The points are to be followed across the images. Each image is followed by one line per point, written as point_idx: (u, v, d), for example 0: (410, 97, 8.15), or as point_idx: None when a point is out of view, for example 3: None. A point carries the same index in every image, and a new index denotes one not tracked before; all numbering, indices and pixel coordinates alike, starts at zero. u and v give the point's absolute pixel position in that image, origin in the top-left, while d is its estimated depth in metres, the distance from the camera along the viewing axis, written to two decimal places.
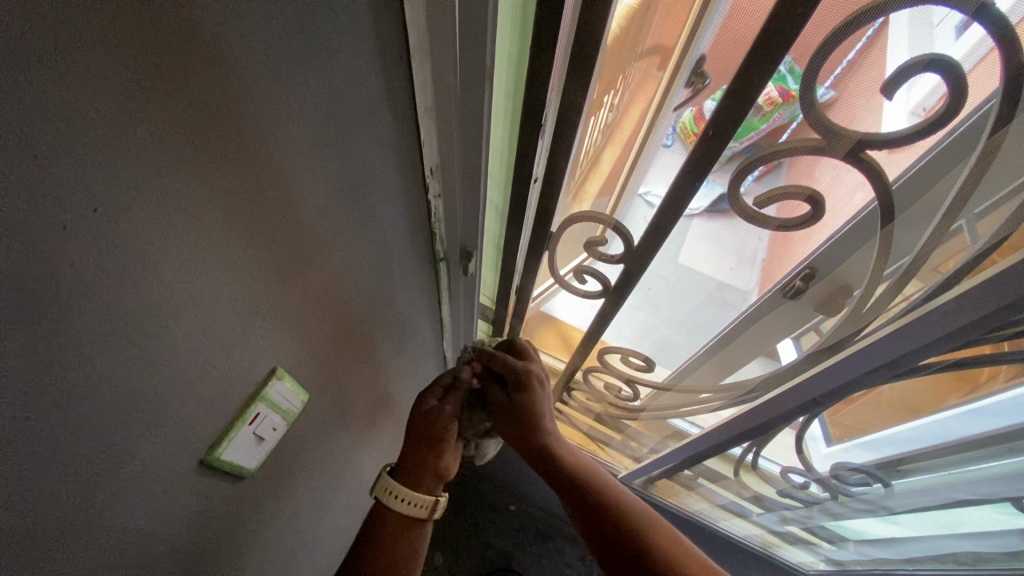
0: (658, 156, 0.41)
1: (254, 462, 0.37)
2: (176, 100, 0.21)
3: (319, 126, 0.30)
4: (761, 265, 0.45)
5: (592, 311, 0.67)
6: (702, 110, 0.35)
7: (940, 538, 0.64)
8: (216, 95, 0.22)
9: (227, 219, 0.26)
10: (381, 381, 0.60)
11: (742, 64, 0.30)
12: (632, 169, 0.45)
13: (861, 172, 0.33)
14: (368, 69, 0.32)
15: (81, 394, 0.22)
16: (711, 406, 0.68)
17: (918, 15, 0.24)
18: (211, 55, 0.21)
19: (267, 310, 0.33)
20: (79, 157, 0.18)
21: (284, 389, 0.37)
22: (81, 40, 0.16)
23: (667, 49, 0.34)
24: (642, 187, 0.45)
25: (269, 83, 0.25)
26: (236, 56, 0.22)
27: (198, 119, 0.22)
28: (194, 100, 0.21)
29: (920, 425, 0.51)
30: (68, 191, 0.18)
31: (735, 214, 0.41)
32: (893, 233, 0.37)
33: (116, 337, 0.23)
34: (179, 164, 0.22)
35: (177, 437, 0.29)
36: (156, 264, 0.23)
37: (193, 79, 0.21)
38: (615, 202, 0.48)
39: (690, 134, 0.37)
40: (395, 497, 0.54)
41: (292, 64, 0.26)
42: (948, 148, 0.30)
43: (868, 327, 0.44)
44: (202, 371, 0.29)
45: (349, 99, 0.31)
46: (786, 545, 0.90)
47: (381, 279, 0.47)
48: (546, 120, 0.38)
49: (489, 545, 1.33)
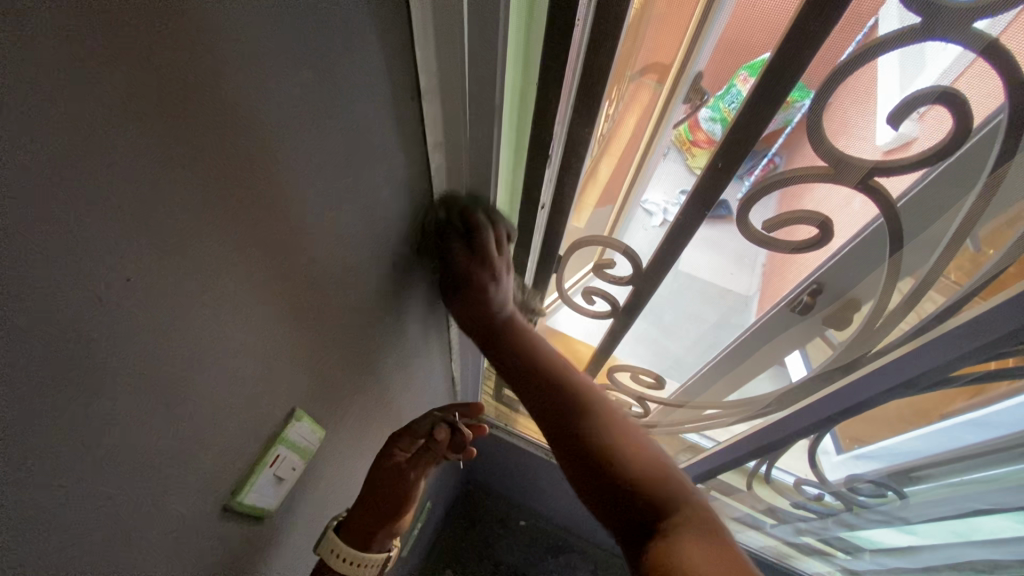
0: (661, 163, 0.42)
1: (274, 501, 0.37)
2: (197, 161, 0.21)
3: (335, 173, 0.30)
4: (761, 269, 0.45)
5: (600, 328, 0.67)
6: (697, 120, 0.36)
7: (956, 547, 0.63)
8: (238, 156, 0.23)
9: (242, 268, 0.26)
10: (394, 410, 0.59)
11: (739, 73, 0.31)
12: (633, 179, 0.45)
13: (848, 186, 0.34)
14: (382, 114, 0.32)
15: (100, 449, 0.22)
16: (723, 420, 0.68)
17: (907, 54, 0.26)
18: (233, 119, 0.21)
19: (283, 354, 0.33)
20: (85, 222, 0.18)
21: (303, 428, 0.37)
22: (98, 112, 0.17)
23: (663, 65, 0.35)
24: (642, 196, 0.46)
25: (291, 142, 0.25)
26: (260, 120, 0.23)
27: (218, 179, 0.22)
28: (213, 162, 0.22)
29: (931, 433, 0.51)
30: (82, 259, 0.18)
31: (736, 224, 0.40)
32: (902, 257, 0.38)
33: (137, 391, 0.23)
34: (197, 222, 0.22)
35: (195, 484, 0.29)
36: (175, 319, 0.24)
37: (214, 141, 0.21)
38: (619, 209, 0.48)
39: (687, 142, 0.38)
40: (342, 560, 0.47)
41: (314, 122, 0.26)
42: (947, 170, 0.31)
43: (881, 342, 0.44)
44: (218, 420, 0.29)
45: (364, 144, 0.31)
46: (803, 558, 0.89)
47: (394, 310, 0.47)
48: (553, 151, 0.38)
49: (500, 563, 1.33)
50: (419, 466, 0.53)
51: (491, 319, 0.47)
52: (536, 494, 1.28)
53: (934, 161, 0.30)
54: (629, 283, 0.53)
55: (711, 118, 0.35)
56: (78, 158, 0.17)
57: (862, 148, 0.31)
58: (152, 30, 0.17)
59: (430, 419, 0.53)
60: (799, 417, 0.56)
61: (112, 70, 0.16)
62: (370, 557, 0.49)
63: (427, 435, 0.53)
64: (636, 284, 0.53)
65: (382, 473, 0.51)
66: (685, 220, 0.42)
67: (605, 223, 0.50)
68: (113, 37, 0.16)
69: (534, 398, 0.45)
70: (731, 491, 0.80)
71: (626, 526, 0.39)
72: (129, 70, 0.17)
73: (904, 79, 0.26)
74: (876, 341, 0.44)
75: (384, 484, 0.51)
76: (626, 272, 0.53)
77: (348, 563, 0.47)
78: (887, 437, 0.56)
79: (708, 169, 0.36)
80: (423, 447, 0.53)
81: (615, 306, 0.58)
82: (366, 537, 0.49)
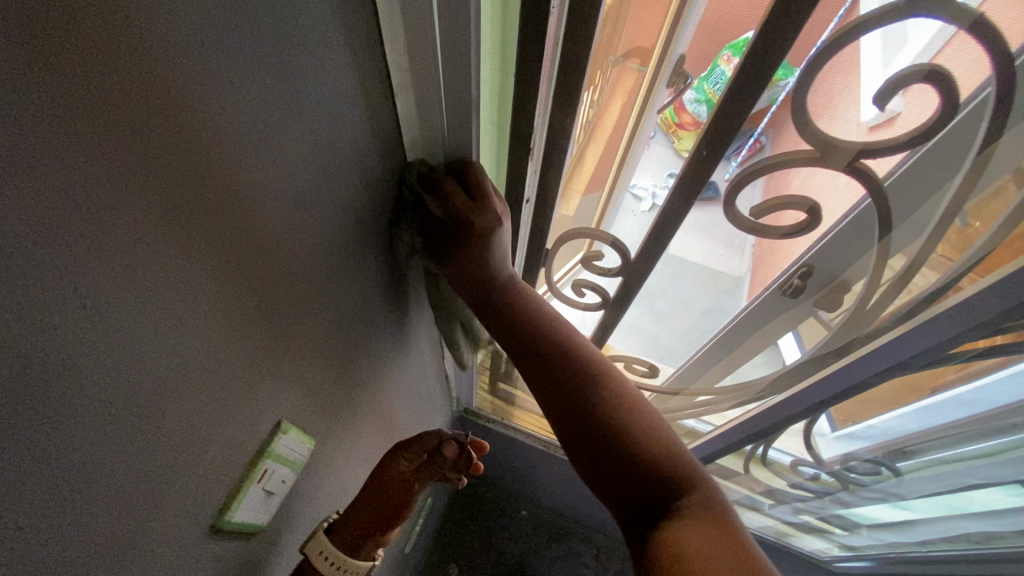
0: (648, 148, 0.41)
1: (265, 516, 0.36)
2: (159, 174, 0.20)
3: (310, 179, 0.29)
4: (751, 248, 0.45)
5: (592, 320, 0.66)
6: (682, 102, 0.36)
7: (953, 520, 0.64)
8: (199, 165, 0.22)
9: (220, 284, 0.25)
10: (387, 414, 0.59)
11: (722, 53, 0.31)
12: (621, 164, 0.44)
13: (836, 167, 0.33)
14: (357, 112, 0.31)
15: (90, 484, 0.22)
16: (718, 406, 0.68)
17: (888, 32, 0.26)
18: (187, 125, 0.20)
19: (267, 367, 0.32)
20: (52, 254, 0.17)
21: (291, 440, 0.36)
22: (56, 138, 0.16)
23: (645, 49, 0.34)
24: (630, 182, 0.45)
25: (254, 145, 0.24)
26: (221, 125, 0.22)
27: (184, 192, 0.21)
28: (176, 175, 0.21)
29: (925, 411, 0.51)
30: (53, 293, 0.17)
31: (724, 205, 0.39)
32: (893, 237, 0.38)
33: (124, 422, 0.22)
34: (168, 240, 0.21)
35: (186, 506, 0.28)
36: (158, 343, 0.23)
37: (173, 152, 0.20)
38: (606, 197, 0.47)
39: (672, 125, 0.38)
40: (327, 560, 0.45)
41: (274, 123, 0.25)
42: (933, 147, 0.30)
43: (874, 323, 0.43)
44: (204, 440, 0.28)
45: (339, 146, 0.30)
46: (800, 536, 0.90)
47: (381, 313, 0.46)
48: (535, 144, 0.37)
49: (504, 553, 1.35)
50: (422, 478, 0.53)
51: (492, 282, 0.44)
52: (535, 484, 1.29)
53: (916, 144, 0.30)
54: (618, 275, 0.53)
55: (696, 99, 0.35)
56: (44, 184, 0.16)
57: (842, 125, 0.30)
58: (90, 39, 0.16)
59: (436, 435, 0.54)
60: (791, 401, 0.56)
61: (56, 88, 0.15)
62: (359, 564, 0.48)
63: (433, 449, 0.53)
64: (626, 275, 0.52)
65: (386, 482, 0.51)
66: (673, 211, 0.41)
67: (593, 216, 0.49)
68: (61, 59, 0.15)
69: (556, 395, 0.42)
70: (729, 475, 0.80)
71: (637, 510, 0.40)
72: (88, 87, 0.16)
73: (887, 59, 0.26)
74: (867, 322, 0.44)
75: (388, 493, 0.50)
76: (615, 264, 0.52)
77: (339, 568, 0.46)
78: (880, 417, 0.55)
79: (693, 158, 0.36)
80: (427, 459, 0.53)
81: (605, 298, 0.58)
82: (358, 542, 0.48)
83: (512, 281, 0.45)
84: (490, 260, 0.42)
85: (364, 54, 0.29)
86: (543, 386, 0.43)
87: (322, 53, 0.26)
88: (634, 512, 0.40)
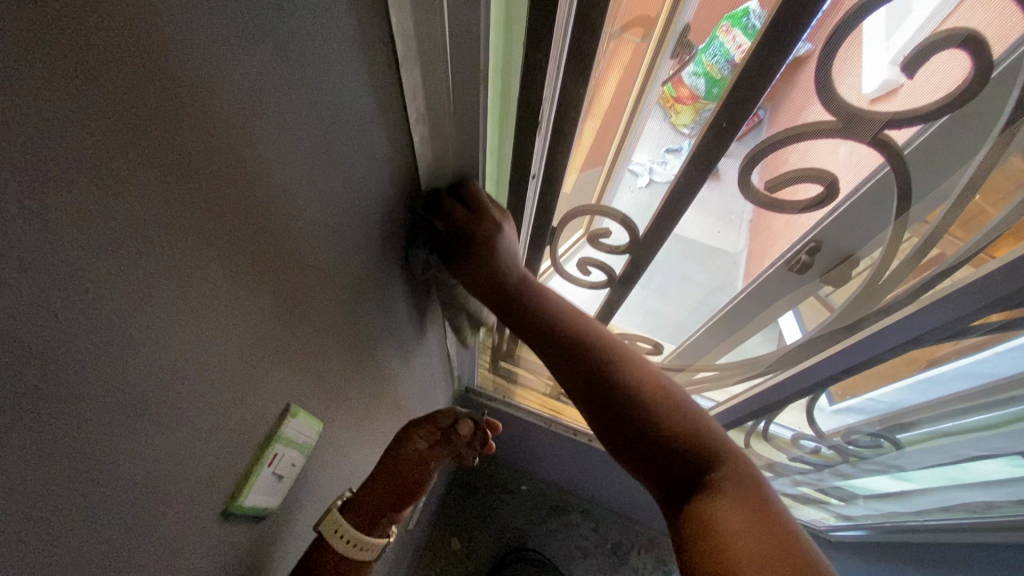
0: (647, 127, 0.38)
1: (275, 499, 0.36)
2: (167, 153, 0.19)
3: (315, 156, 0.28)
4: (750, 224, 0.44)
5: (597, 298, 0.66)
6: (680, 75, 0.34)
7: (951, 490, 0.65)
8: (206, 142, 0.20)
9: (226, 266, 0.24)
10: (392, 395, 0.58)
11: (722, 24, 0.30)
12: (621, 143, 0.41)
13: (864, 141, 0.32)
14: (362, 85, 0.29)
15: (103, 477, 0.21)
16: (721, 381, 0.68)
17: (892, 11, 0.25)
18: (194, 102, 0.19)
19: (275, 352, 0.31)
20: (52, 237, 0.16)
21: (300, 424, 0.35)
22: (49, 112, 0.14)
23: (647, 19, 0.31)
24: (630, 159, 0.41)
25: (262, 121, 0.23)
26: (225, 98, 0.20)
27: (189, 172, 0.20)
28: (180, 152, 0.19)
29: (931, 387, 0.51)
30: (53, 279, 0.16)
31: (732, 173, 0.38)
32: (911, 222, 0.37)
33: (134, 412, 0.22)
34: (176, 222, 0.20)
35: (198, 493, 0.28)
36: (166, 329, 0.22)
37: (180, 128, 0.19)
38: (608, 170, 0.44)
39: (670, 99, 0.35)
40: (342, 536, 0.45)
41: (281, 99, 0.23)
42: (952, 123, 0.30)
43: (886, 298, 0.43)
44: (213, 427, 0.28)
45: (344, 121, 0.29)
46: (797, 505, 0.92)
47: (385, 295, 0.45)
48: (543, 117, 0.36)
49: (505, 527, 1.38)
50: (436, 456, 0.54)
51: (503, 278, 0.43)
52: (535, 459, 1.30)
53: (926, 122, 0.30)
54: (625, 252, 0.52)
55: (696, 73, 0.33)
56: (40, 164, 0.14)
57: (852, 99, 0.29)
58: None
59: (452, 414, 0.55)
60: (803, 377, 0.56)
61: (49, 56, 0.14)
62: (372, 540, 0.48)
63: (447, 428, 0.54)
64: (634, 253, 0.51)
65: (400, 460, 0.51)
66: (685, 187, 0.40)
67: (593, 188, 0.47)
68: (55, 23, 0.14)
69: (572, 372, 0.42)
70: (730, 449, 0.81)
71: (672, 488, 0.40)
72: (84, 55, 0.15)
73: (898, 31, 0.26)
74: (880, 296, 0.43)
75: (402, 471, 0.50)
76: (623, 241, 0.51)
77: (352, 544, 0.46)
78: (882, 394, 0.55)
79: (711, 130, 0.34)
80: (442, 439, 0.54)
81: (612, 276, 0.57)
82: (372, 519, 0.48)
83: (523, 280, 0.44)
84: (498, 263, 0.43)
85: (371, 21, 0.27)
86: (556, 360, 0.43)
87: (327, 17, 0.24)
88: (667, 487, 0.40)
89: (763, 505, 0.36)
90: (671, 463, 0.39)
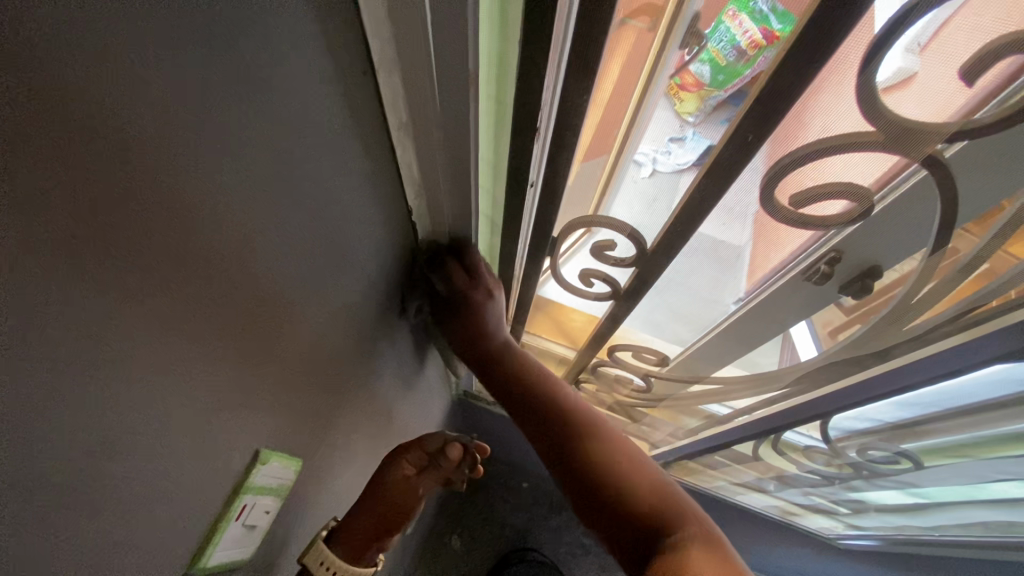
0: (653, 117, 0.33)
1: (247, 550, 0.35)
2: (71, 195, 0.16)
3: (257, 178, 0.25)
4: (754, 216, 0.38)
5: (600, 310, 0.62)
6: (685, 63, 0.29)
7: (970, 508, 0.62)
8: (120, 182, 0.18)
9: (157, 308, 0.22)
10: (380, 410, 0.56)
11: (728, 7, 0.26)
12: (624, 139, 0.37)
13: (905, 157, 0.29)
14: (305, 95, 0.26)
15: (26, 559, 0.19)
16: (728, 394, 0.65)
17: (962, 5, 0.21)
18: (95, 134, 0.16)
19: (233, 388, 0.28)
20: None
21: (272, 469, 0.34)
22: None
23: (655, 7, 0.27)
24: (636, 151, 0.37)
25: (189, 144, 0.20)
26: (131, 121, 0.17)
27: (95, 208, 0.17)
28: (83, 186, 0.17)
29: (956, 410, 0.48)
30: None
31: (754, 189, 0.34)
32: (952, 237, 0.33)
33: (59, 484, 0.19)
34: (92, 270, 0.18)
35: (150, 549, 0.26)
36: (88, 389, 0.19)
37: (84, 167, 0.16)
38: (613, 161, 0.39)
39: (675, 87, 0.31)
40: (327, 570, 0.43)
41: (212, 113, 0.21)
42: (994, 140, 0.26)
43: (920, 319, 0.40)
44: (163, 478, 0.25)
45: (290, 135, 0.26)
46: (806, 513, 0.90)
47: (362, 310, 0.42)
48: (542, 122, 0.33)
49: (505, 525, 1.37)
50: (426, 481, 0.51)
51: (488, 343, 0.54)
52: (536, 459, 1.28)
53: (948, 140, 0.27)
54: (632, 265, 0.48)
55: (704, 62, 0.29)
56: None
57: (863, 104, 0.26)
58: None
59: (441, 438, 0.52)
60: (828, 398, 0.53)
61: None
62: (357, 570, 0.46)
63: (436, 452, 0.51)
64: (640, 266, 0.48)
65: (388, 487, 0.48)
66: (695, 202, 0.37)
67: (592, 193, 0.43)
68: None
69: (551, 448, 0.52)
70: (737, 457, 0.79)
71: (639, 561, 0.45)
72: None
73: (968, 29, 0.22)
74: (913, 317, 0.40)
75: (389, 498, 0.48)
76: (629, 254, 0.48)
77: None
78: (905, 415, 0.52)
79: (725, 142, 0.31)
80: (430, 463, 0.51)
81: (617, 288, 0.54)
82: (359, 548, 0.46)
83: (506, 343, 0.55)
84: (485, 326, 0.53)
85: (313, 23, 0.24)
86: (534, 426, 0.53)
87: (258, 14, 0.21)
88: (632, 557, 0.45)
89: (719, 554, 0.42)
90: (637, 542, 0.45)
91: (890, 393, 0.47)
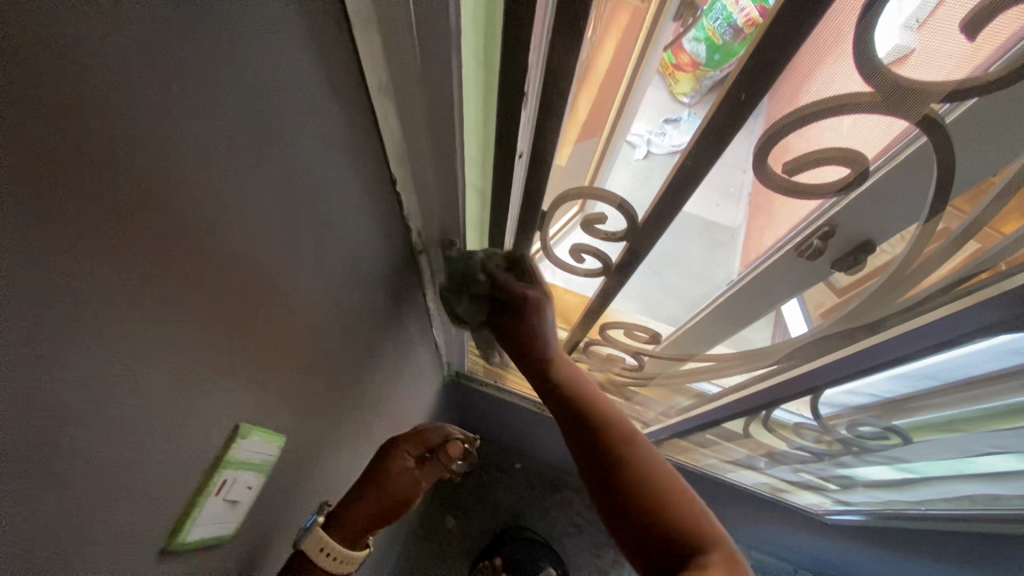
0: (645, 96, 0.33)
1: (230, 525, 0.34)
2: (24, 148, 0.15)
3: (235, 142, 0.24)
4: (748, 198, 0.38)
5: (591, 288, 0.61)
6: (680, 40, 0.29)
7: (958, 483, 0.63)
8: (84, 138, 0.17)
9: (133, 280, 0.21)
10: (370, 389, 0.56)
11: None
12: (618, 115, 0.36)
13: (906, 122, 0.28)
14: (286, 57, 0.25)
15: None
16: (719, 372, 0.65)
17: None
18: (60, 85, 0.15)
19: (213, 360, 0.27)
20: None
21: (252, 444, 0.33)
22: None
23: None
24: (630, 131, 0.36)
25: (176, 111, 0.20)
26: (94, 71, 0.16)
27: (55, 168, 0.16)
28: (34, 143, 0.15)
29: (947, 386, 0.48)
30: None
31: (750, 156, 0.33)
32: (942, 214, 0.33)
33: (48, 450, 0.19)
34: (77, 235, 0.17)
35: (134, 524, 0.25)
36: (64, 357, 0.19)
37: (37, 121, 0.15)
38: (604, 144, 0.39)
39: (670, 66, 0.31)
40: (322, 551, 0.43)
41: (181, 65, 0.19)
42: (1002, 101, 0.25)
43: (913, 293, 0.39)
44: (142, 453, 0.24)
45: (265, 95, 0.25)
46: (795, 490, 0.91)
47: (347, 285, 0.42)
48: (529, 84, 0.31)
49: (498, 505, 1.39)
50: (424, 474, 0.51)
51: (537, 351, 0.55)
52: (528, 439, 1.29)
53: (949, 101, 0.26)
54: (623, 239, 0.47)
55: (697, 38, 0.29)
56: None
57: (858, 62, 0.25)
58: None
59: (441, 432, 0.53)
60: (819, 375, 0.53)
61: None
62: (353, 555, 0.45)
63: (434, 447, 0.52)
64: (631, 241, 0.47)
65: (387, 476, 0.48)
66: (687, 173, 0.35)
67: (588, 165, 0.42)
68: None
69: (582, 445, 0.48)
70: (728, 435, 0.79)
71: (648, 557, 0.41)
72: None
73: None
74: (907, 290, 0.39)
75: (386, 487, 0.47)
76: (619, 227, 0.47)
77: (332, 558, 0.43)
78: (897, 392, 0.52)
79: (724, 106, 0.29)
80: (428, 457, 0.52)
81: (608, 265, 0.53)
82: (356, 534, 0.46)
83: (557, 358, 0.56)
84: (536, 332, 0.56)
85: None
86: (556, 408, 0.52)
87: None
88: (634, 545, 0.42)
89: None
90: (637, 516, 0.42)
91: (883, 368, 0.47)
